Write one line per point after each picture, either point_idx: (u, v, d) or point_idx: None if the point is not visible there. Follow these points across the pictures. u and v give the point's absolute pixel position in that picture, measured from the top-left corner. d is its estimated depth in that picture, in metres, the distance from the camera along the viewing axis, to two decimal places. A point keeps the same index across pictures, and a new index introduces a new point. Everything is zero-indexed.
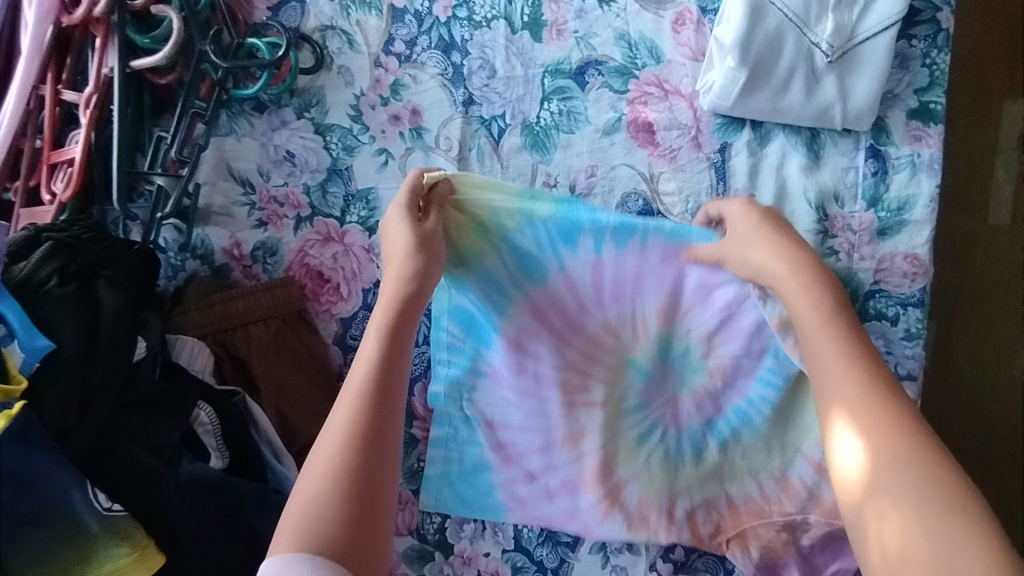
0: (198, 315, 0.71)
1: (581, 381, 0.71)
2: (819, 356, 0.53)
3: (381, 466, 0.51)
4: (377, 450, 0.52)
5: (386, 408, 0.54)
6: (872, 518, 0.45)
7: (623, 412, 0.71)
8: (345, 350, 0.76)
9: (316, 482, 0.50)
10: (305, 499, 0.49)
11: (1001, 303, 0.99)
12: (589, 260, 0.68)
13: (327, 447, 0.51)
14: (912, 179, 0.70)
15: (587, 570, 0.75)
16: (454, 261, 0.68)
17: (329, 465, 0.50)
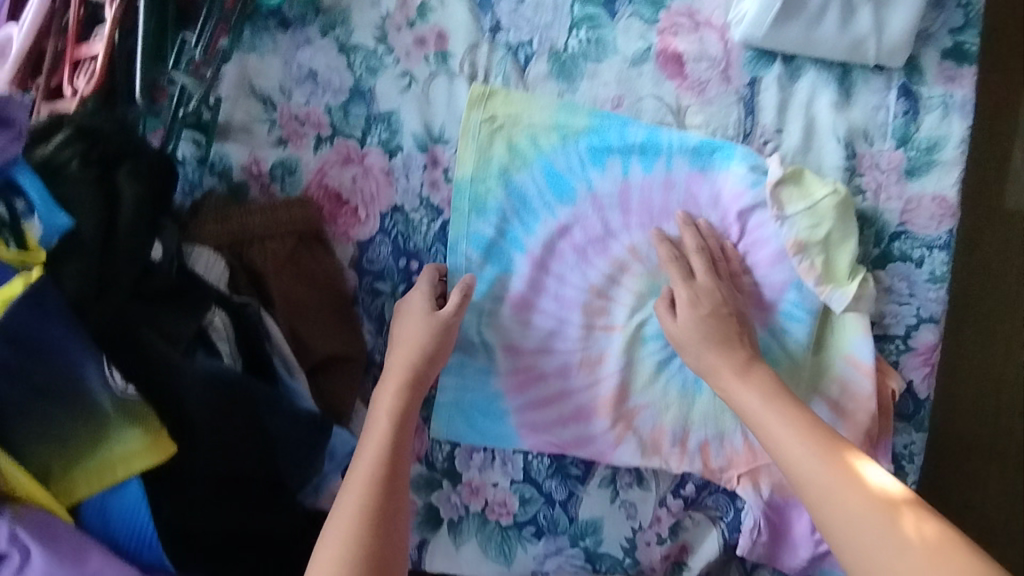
0: (216, 228, 0.70)
1: (603, 305, 0.74)
2: (793, 410, 0.62)
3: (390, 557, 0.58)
4: (387, 542, 0.59)
5: (393, 497, 0.61)
6: (915, 517, 0.54)
7: (644, 337, 0.74)
8: (361, 274, 0.76)
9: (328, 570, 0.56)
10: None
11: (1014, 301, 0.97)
12: (617, 182, 0.72)
13: (338, 538, 0.57)
14: (944, 120, 0.69)
15: (596, 503, 0.76)
16: (489, 177, 0.73)
17: (341, 557, 0.56)
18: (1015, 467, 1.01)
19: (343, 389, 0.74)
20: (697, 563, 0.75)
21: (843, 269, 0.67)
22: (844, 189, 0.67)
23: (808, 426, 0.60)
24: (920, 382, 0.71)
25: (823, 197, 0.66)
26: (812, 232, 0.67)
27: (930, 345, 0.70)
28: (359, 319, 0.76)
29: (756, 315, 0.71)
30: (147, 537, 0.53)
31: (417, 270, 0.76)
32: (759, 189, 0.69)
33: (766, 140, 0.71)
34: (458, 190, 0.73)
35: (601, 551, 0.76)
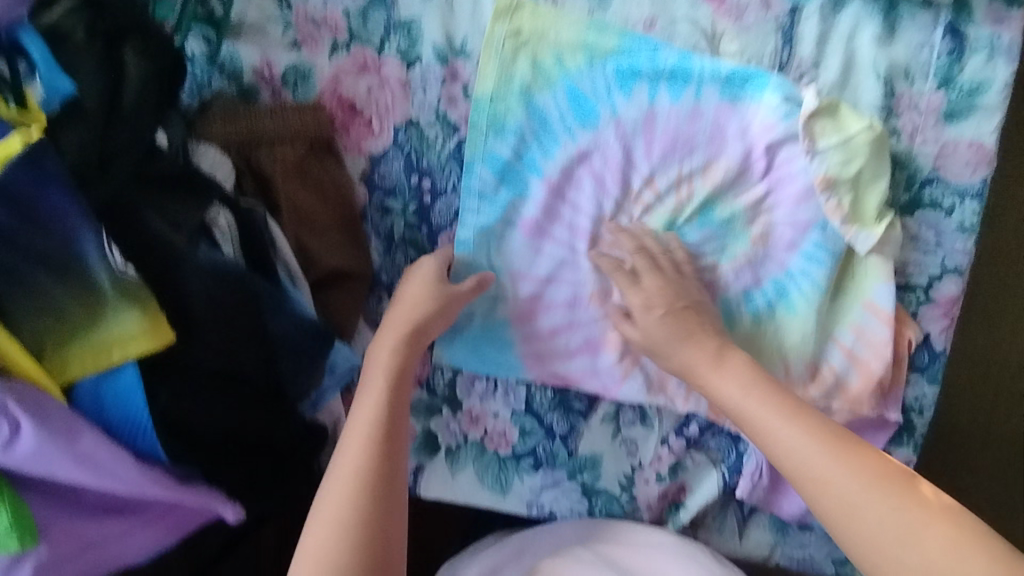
0: (224, 126, 0.68)
1: (618, 238, 0.71)
2: (786, 404, 0.60)
3: (390, 513, 0.59)
4: (384, 504, 0.59)
5: (391, 455, 0.61)
6: (926, 490, 0.56)
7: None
8: (371, 190, 0.73)
9: (328, 526, 0.57)
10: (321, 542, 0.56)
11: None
12: (643, 109, 0.68)
13: (338, 495, 0.58)
14: (989, 63, 0.66)
15: (596, 438, 0.75)
16: (509, 95, 0.69)
17: (341, 513, 0.57)
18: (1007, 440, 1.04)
19: (346, 305, 0.73)
20: (694, 504, 0.75)
21: (870, 209, 0.65)
22: (880, 127, 0.65)
23: (803, 418, 0.59)
24: (938, 333, 0.69)
25: (859, 132, 0.64)
26: (841, 169, 0.64)
27: (952, 297, 0.68)
28: (366, 237, 0.74)
29: (775, 254, 0.69)
30: (141, 423, 0.53)
31: (429, 189, 0.73)
32: (792, 120, 0.66)
33: (801, 74, 0.68)
34: (477, 107, 0.69)
35: (598, 486, 0.76)
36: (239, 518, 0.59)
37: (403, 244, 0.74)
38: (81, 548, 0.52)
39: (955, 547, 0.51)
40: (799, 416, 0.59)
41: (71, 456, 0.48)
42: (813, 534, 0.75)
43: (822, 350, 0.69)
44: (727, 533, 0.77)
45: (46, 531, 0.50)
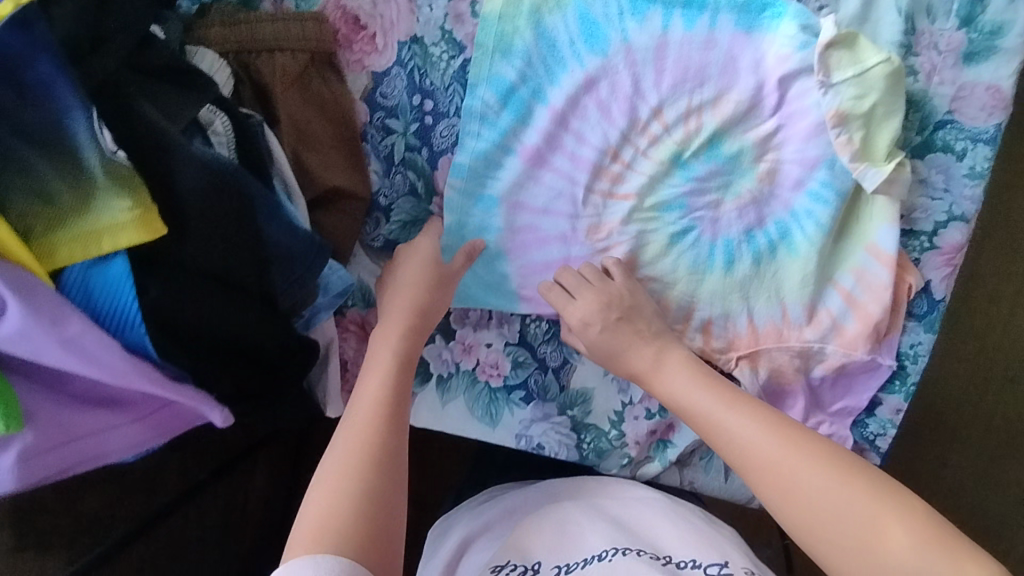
0: (223, 31, 0.66)
1: (620, 171, 0.69)
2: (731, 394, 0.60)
3: (394, 483, 0.56)
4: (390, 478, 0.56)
5: (398, 428, 0.59)
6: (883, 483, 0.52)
7: (662, 205, 0.69)
8: (371, 109, 0.72)
9: (333, 495, 0.53)
10: (323, 513, 0.51)
11: (998, 275, 1.07)
12: (655, 37, 0.65)
13: (342, 464, 0.55)
14: (1011, 5, 0.62)
15: (588, 373, 0.75)
16: (517, 15, 0.66)
17: (343, 480, 0.54)
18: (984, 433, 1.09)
19: (342, 227, 0.72)
20: (682, 441, 0.75)
21: (881, 147, 0.63)
22: (897, 61, 0.61)
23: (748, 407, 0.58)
24: (939, 282, 0.68)
25: (874, 64, 0.60)
26: (857, 102, 0.61)
27: (957, 245, 0.67)
28: (366, 158, 0.72)
29: (781, 193, 0.67)
30: (130, 316, 0.52)
31: (431, 110, 0.71)
32: (809, 51, 0.62)
33: (821, 6, 0.65)
34: (484, 25, 0.66)
35: (588, 422, 0.76)
36: (227, 422, 0.58)
37: (403, 166, 0.73)
38: (72, 437, 0.52)
39: (897, 519, 0.49)
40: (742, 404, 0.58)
41: (56, 338, 0.47)
42: None
43: (821, 293, 0.68)
44: (713, 473, 0.77)
45: (33, 415, 0.49)
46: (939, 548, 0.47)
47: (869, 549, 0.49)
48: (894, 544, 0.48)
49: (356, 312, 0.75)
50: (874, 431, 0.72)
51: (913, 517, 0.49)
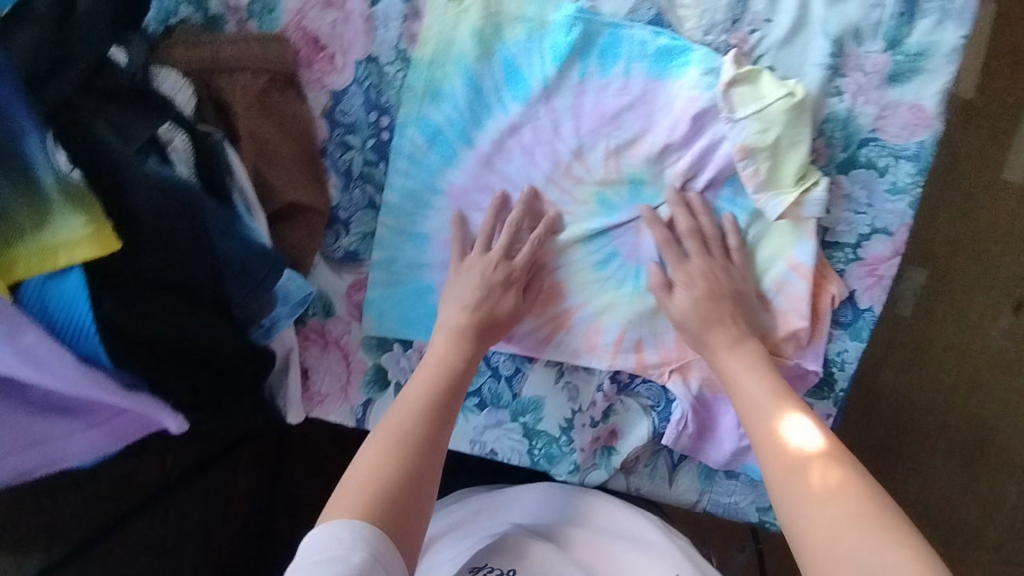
0: (185, 52, 0.69)
1: (543, 208, 0.75)
2: (748, 368, 0.67)
3: (433, 459, 0.63)
4: (430, 461, 0.62)
5: (440, 422, 0.65)
6: (822, 467, 0.56)
7: (587, 236, 0.75)
8: (331, 126, 0.74)
9: (378, 465, 0.60)
10: (364, 486, 0.58)
11: (936, 295, 1.22)
12: (573, 86, 0.73)
13: (386, 442, 0.62)
14: (938, 27, 0.67)
15: (540, 381, 0.78)
16: (448, 62, 0.72)
17: (384, 462, 0.60)
18: (899, 425, 1.25)
19: (302, 240, 0.74)
20: (626, 448, 0.77)
21: (787, 175, 0.69)
22: (800, 93, 0.67)
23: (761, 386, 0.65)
24: (863, 292, 0.73)
25: (773, 101, 0.67)
26: (761, 135, 0.68)
27: (880, 257, 0.71)
28: (325, 172, 0.75)
29: (694, 215, 0.74)
30: (85, 328, 0.54)
31: (387, 126, 0.74)
32: (713, 91, 0.69)
33: (753, 30, 0.69)
34: (415, 71, 0.72)
35: (539, 429, 0.78)
36: (182, 429, 0.61)
37: (361, 181, 0.76)
38: (29, 444, 0.56)
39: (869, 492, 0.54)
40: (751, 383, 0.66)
41: (12, 349, 0.50)
42: (738, 482, 0.77)
43: None
44: (659, 480, 0.79)
45: None
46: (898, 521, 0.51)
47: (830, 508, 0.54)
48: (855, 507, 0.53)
49: (315, 321, 0.78)
50: None
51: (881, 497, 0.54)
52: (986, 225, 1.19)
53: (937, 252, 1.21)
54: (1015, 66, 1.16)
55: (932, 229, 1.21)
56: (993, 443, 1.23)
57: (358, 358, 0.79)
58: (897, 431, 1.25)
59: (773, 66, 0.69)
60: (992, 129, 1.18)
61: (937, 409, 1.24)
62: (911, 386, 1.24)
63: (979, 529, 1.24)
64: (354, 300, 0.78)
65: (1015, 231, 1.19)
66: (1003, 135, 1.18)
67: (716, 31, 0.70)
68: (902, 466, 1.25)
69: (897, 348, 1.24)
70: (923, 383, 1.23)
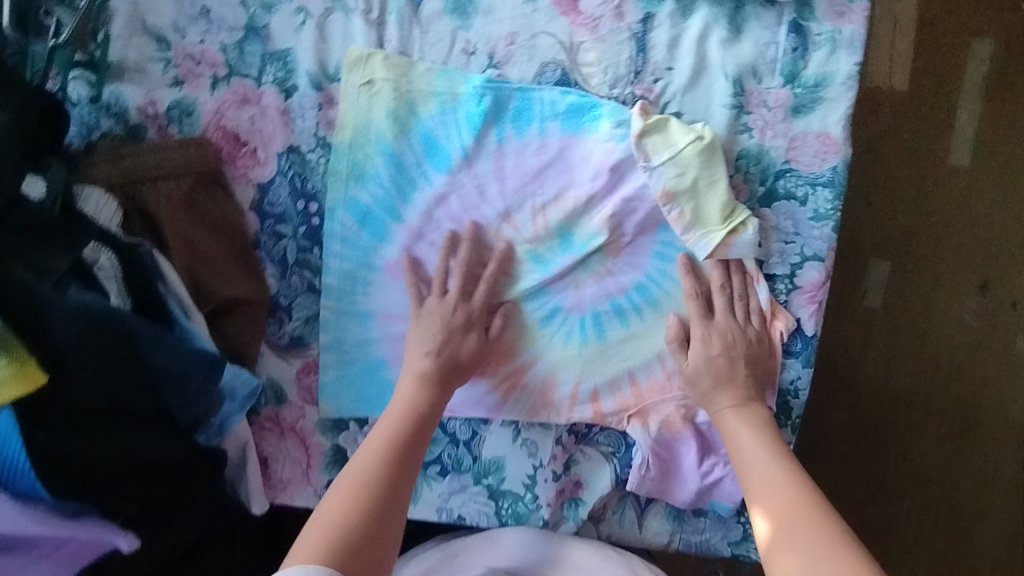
0: (107, 168, 0.70)
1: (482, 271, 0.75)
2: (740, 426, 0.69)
3: (394, 503, 0.64)
4: (392, 507, 0.63)
5: (403, 466, 0.66)
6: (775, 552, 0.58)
7: (525, 295, 0.75)
8: (262, 218, 0.75)
9: (338, 512, 0.61)
10: (323, 533, 0.59)
11: (907, 285, 1.20)
12: (492, 151, 0.74)
13: (348, 487, 0.63)
14: (831, 57, 0.69)
15: (498, 441, 0.78)
16: (368, 143, 0.74)
17: (342, 511, 0.61)
18: (885, 421, 1.21)
19: (245, 333, 0.75)
20: (592, 498, 0.77)
21: (712, 214, 0.70)
22: (710, 133, 0.70)
23: (742, 454, 0.67)
24: (807, 319, 0.73)
25: (686, 145, 0.69)
26: (679, 180, 0.69)
27: (815, 283, 0.73)
28: (261, 262, 0.76)
29: (631, 261, 0.74)
30: (19, 465, 0.55)
31: (317, 211, 0.75)
32: (627, 142, 0.71)
33: (656, 79, 0.71)
34: (336, 156, 0.74)
35: (503, 489, 0.78)
36: (133, 548, 0.62)
37: (298, 267, 0.76)
38: None
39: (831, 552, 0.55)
40: (737, 453, 0.68)
41: None
42: (707, 519, 0.78)
43: None
44: (629, 525, 0.79)
45: None
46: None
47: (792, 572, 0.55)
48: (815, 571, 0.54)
49: (269, 409, 0.78)
50: None
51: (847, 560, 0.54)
52: (939, 214, 1.18)
53: (899, 240, 1.19)
54: (942, 54, 1.16)
55: (888, 219, 1.18)
56: (978, 430, 1.22)
57: (316, 441, 0.79)
58: (886, 423, 1.22)
59: (681, 111, 0.71)
60: (931, 119, 1.17)
61: (921, 400, 1.21)
62: (894, 377, 1.21)
63: (973, 518, 1.23)
64: (306, 384, 0.78)
65: (967, 217, 1.18)
66: (942, 124, 1.17)
67: (622, 84, 0.72)
68: (894, 459, 1.22)
69: (868, 343, 1.21)
70: (905, 380, 1.21)
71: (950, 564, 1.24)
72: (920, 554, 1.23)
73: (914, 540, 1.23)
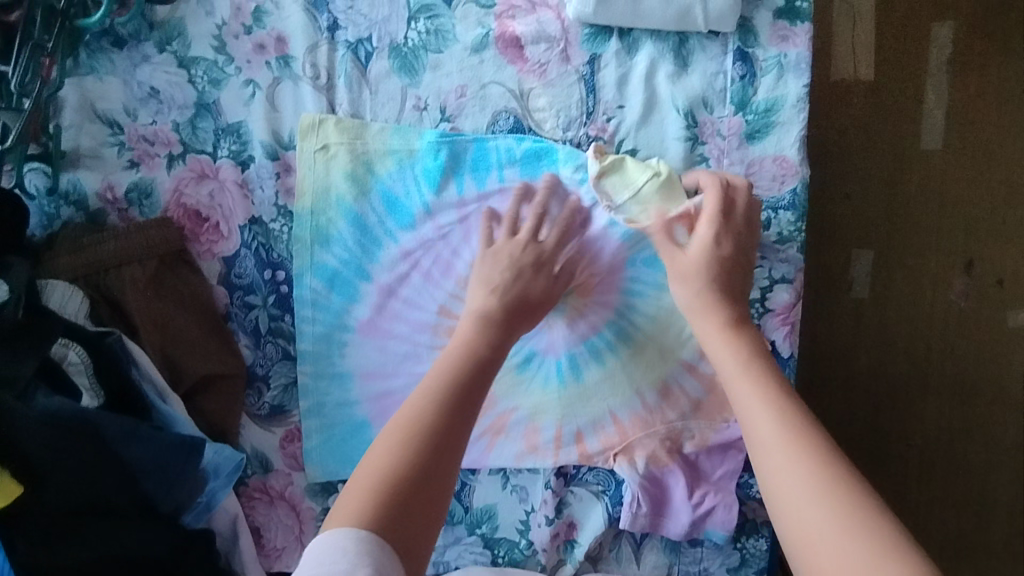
0: (69, 258, 0.70)
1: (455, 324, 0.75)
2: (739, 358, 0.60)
3: (455, 444, 0.56)
4: (452, 448, 0.56)
5: (464, 405, 0.59)
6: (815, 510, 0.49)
7: None
8: (230, 290, 0.75)
9: (387, 457, 0.54)
10: (371, 480, 0.53)
11: (895, 276, 1.18)
12: (453, 203, 0.73)
13: (399, 426, 0.56)
14: (779, 81, 0.69)
15: (488, 490, 0.78)
16: (329, 207, 0.74)
17: (398, 451, 0.54)
18: (883, 415, 1.20)
19: (224, 408, 0.75)
20: (586, 538, 0.77)
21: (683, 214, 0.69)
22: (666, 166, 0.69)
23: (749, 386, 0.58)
24: (783, 341, 0.73)
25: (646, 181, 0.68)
26: (644, 216, 0.69)
27: (787, 304, 0.72)
28: (234, 334, 0.76)
29: (603, 299, 0.74)
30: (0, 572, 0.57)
31: (284, 279, 0.75)
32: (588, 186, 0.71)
33: (609, 118, 0.71)
34: (299, 222, 0.74)
35: (497, 536, 0.78)
36: None
37: (271, 336, 0.76)
38: None
39: (846, 518, 0.48)
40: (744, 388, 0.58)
41: None
42: (704, 548, 0.77)
43: (670, 372, 0.75)
44: (627, 561, 0.78)
45: None
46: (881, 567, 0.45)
47: (809, 554, 0.48)
48: (829, 552, 0.47)
49: (256, 479, 0.78)
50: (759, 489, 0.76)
51: (862, 533, 0.47)
52: (918, 197, 1.16)
53: (880, 231, 1.17)
54: (905, 42, 1.14)
55: (867, 212, 1.16)
56: (978, 417, 1.20)
57: (306, 506, 0.79)
58: (885, 414, 1.20)
59: (636, 147, 0.71)
60: (900, 105, 1.15)
61: (917, 387, 1.20)
62: (888, 365, 1.19)
63: (981, 504, 1.22)
64: (290, 451, 0.78)
65: (946, 198, 1.16)
66: (912, 109, 1.15)
67: (575, 125, 0.72)
68: (896, 448, 1.20)
69: (862, 338, 1.19)
70: (900, 372, 1.19)
71: (961, 553, 1.23)
72: (930, 545, 1.22)
73: (922, 531, 1.22)
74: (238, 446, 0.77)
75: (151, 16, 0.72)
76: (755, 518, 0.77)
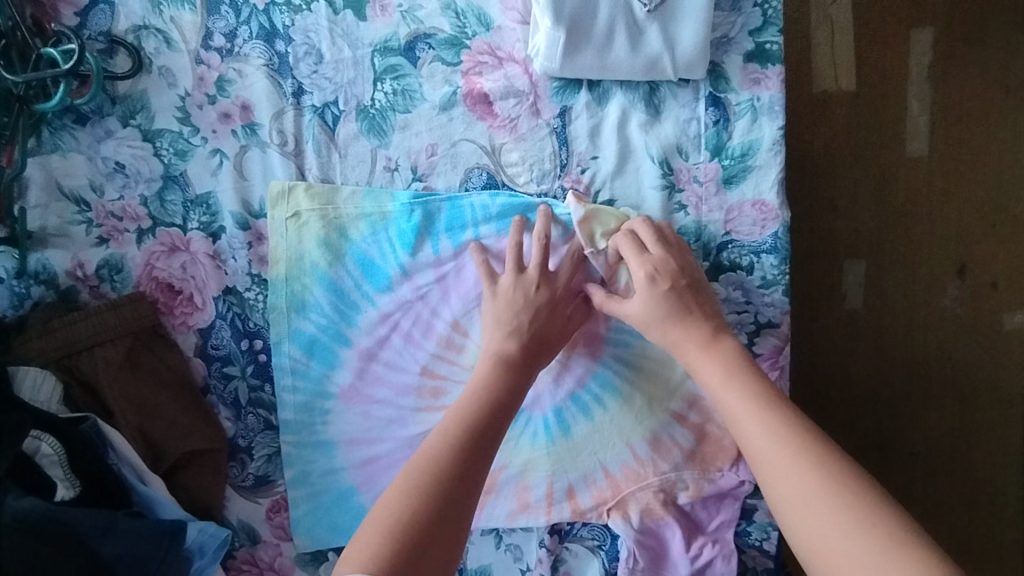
0: (41, 343, 0.69)
1: (439, 385, 0.73)
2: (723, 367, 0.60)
3: (467, 493, 0.57)
4: (463, 497, 0.56)
5: (477, 452, 0.59)
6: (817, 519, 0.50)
7: None
8: (208, 362, 0.74)
9: (399, 503, 0.55)
10: (382, 528, 0.53)
11: (888, 292, 1.16)
12: (430, 262, 0.72)
13: (411, 473, 0.57)
14: (753, 124, 0.68)
15: (482, 550, 0.76)
16: (303, 273, 0.72)
17: (410, 499, 0.55)
18: (885, 434, 1.18)
19: (207, 484, 0.73)
20: None
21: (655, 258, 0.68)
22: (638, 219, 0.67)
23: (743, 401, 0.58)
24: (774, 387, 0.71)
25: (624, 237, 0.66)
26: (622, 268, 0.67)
27: (775, 349, 0.70)
28: (213, 406, 0.74)
29: (587, 352, 0.73)
30: None
31: (262, 348, 0.74)
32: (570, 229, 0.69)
33: (583, 169, 0.70)
34: (274, 290, 0.72)
35: None
36: None
37: (252, 406, 0.75)
38: None
39: (849, 527, 0.49)
40: (737, 402, 0.58)
41: None
42: None
43: (661, 424, 0.73)
44: None
45: None
46: (892, 566, 0.46)
47: (814, 561, 0.50)
48: (833, 558, 0.49)
49: (244, 552, 0.76)
50: (758, 537, 0.74)
51: (868, 531, 0.48)
52: (907, 208, 1.15)
53: (869, 248, 1.15)
54: (883, 58, 1.13)
55: (856, 229, 1.15)
56: (979, 429, 1.18)
57: None
58: (887, 432, 1.18)
59: (613, 198, 0.70)
60: (882, 121, 1.14)
61: (917, 403, 1.17)
62: (887, 379, 1.17)
63: (989, 519, 1.19)
64: (278, 521, 0.76)
65: (934, 206, 1.15)
66: (895, 122, 1.14)
67: (549, 178, 0.71)
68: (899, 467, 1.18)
69: (858, 356, 1.17)
70: (900, 389, 1.17)
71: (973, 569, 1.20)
72: None
73: None
74: (224, 520, 0.75)
75: (112, 90, 0.71)
76: (755, 567, 0.75)
